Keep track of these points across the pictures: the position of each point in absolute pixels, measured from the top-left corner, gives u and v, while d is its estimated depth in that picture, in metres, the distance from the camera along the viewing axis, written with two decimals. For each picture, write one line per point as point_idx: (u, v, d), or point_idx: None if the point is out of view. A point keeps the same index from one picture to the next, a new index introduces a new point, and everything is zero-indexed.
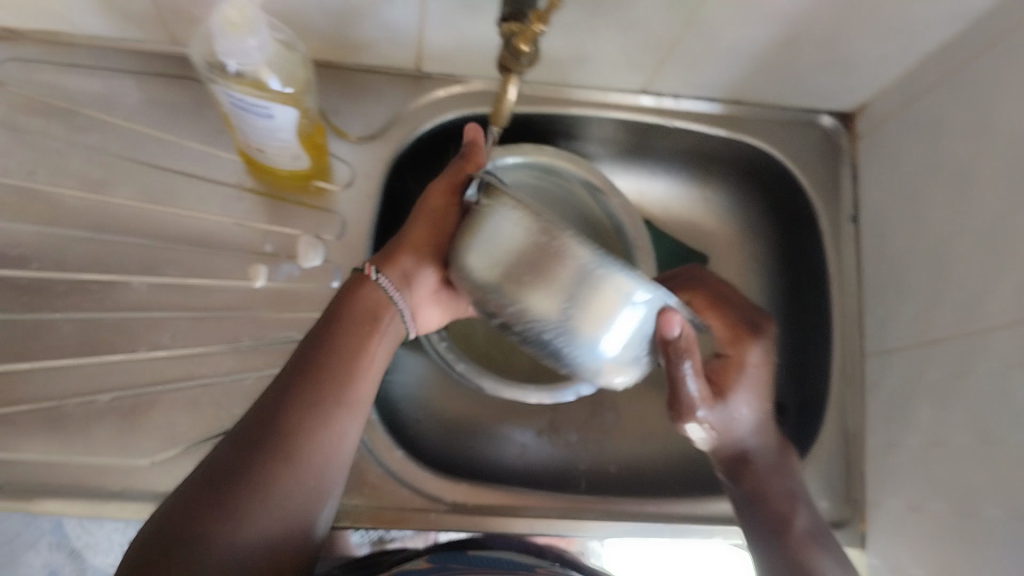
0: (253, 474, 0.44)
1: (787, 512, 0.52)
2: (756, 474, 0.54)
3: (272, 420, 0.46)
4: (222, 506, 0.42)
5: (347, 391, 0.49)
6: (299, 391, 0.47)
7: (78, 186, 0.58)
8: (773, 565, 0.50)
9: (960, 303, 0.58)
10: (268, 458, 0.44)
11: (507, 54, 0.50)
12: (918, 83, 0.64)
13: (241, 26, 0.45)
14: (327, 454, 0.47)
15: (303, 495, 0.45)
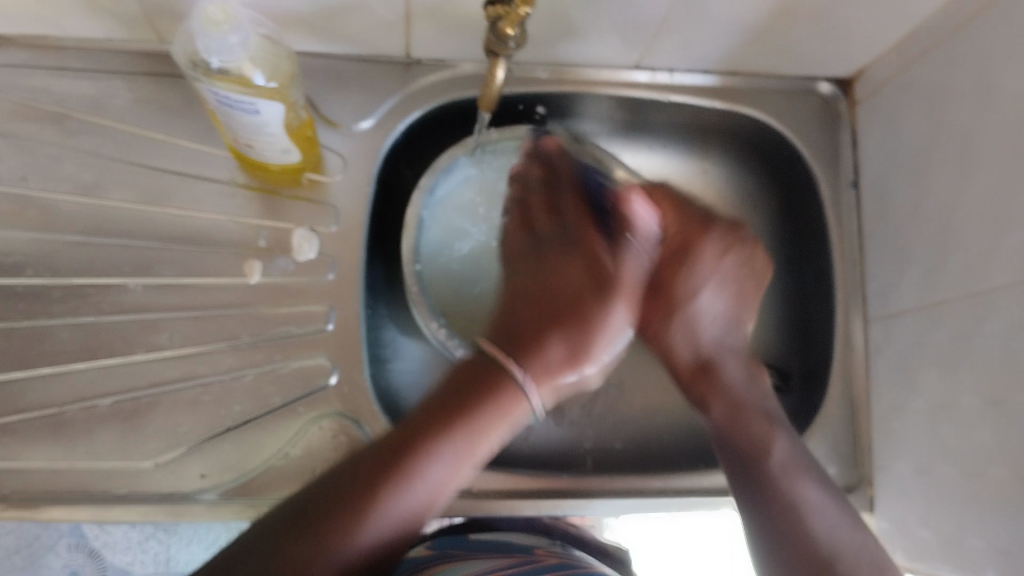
0: (342, 517, 0.43)
1: (763, 440, 0.54)
2: (731, 402, 0.56)
3: (375, 463, 0.45)
4: (319, 554, 0.42)
5: (471, 444, 0.46)
6: (395, 446, 0.45)
7: (69, 190, 0.57)
8: (746, 495, 0.53)
9: (963, 269, 0.57)
10: (361, 503, 0.43)
11: (494, 38, 0.50)
12: (917, 45, 0.63)
13: (222, 23, 0.44)
14: (426, 495, 0.45)
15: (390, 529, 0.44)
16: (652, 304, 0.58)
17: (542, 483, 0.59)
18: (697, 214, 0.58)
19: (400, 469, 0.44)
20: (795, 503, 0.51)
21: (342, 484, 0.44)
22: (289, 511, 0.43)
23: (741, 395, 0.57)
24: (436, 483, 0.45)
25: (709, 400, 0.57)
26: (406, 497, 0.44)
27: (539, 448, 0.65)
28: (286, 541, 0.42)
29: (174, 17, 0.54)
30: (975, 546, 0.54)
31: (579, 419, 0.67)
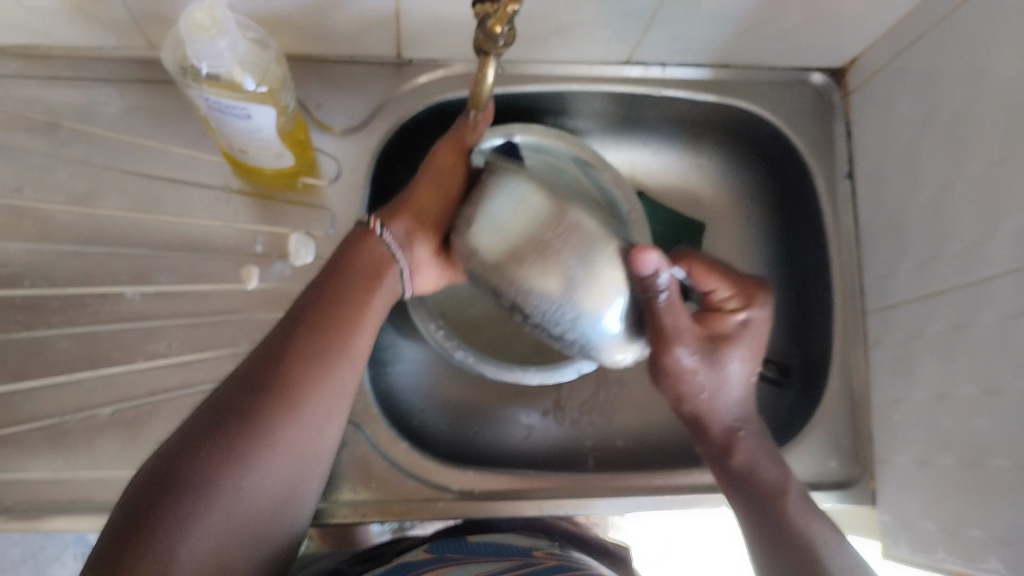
0: (259, 423, 0.42)
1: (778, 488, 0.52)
2: (748, 450, 0.54)
3: (279, 371, 0.44)
4: (222, 467, 0.40)
5: (329, 366, 0.46)
6: (292, 347, 0.45)
7: (63, 200, 0.57)
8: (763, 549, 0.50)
9: (959, 257, 0.57)
10: (271, 410, 0.43)
11: (482, 36, 0.49)
12: (908, 33, 0.63)
13: (210, 28, 0.43)
14: (317, 426, 0.45)
15: (293, 462, 0.43)
16: (693, 364, 0.53)
17: (545, 482, 0.59)
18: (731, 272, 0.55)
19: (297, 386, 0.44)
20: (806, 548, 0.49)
21: (252, 378, 0.44)
22: (211, 412, 0.42)
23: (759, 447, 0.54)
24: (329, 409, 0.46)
25: (730, 451, 0.54)
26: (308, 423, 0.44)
27: (540, 448, 0.65)
28: (209, 449, 0.40)
29: (164, 24, 0.54)
30: (976, 535, 0.55)
31: (581, 416, 0.67)
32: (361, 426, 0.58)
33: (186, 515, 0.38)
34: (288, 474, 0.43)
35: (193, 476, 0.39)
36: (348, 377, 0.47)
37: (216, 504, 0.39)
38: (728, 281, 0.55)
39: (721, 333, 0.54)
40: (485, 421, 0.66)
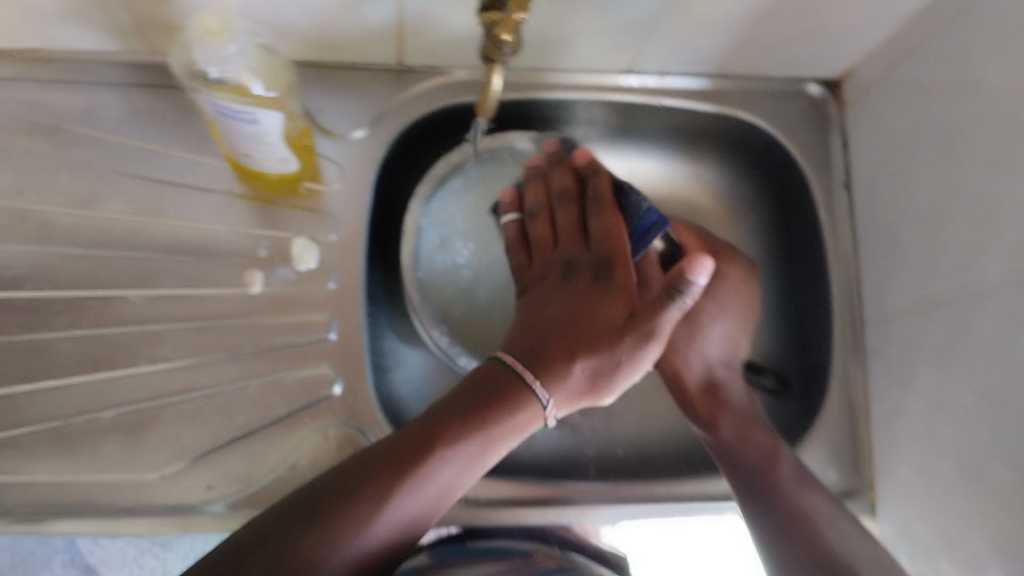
0: (367, 509, 0.45)
1: (773, 456, 0.56)
2: (735, 429, 0.59)
3: (391, 454, 0.47)
4: (316, 527, 0.43)
5: (437, 465, 0.47)
6: (431, 431, 0.48)
7: (64, 204, 0.57)
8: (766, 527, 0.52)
9: (956, 267, 0.58)
10: (370, 494, 0.45)
11: (489, 44, 0.50)
12: (903, 44, 0.64)
13: (220, 33, 0.44)
14: (410, 516, 0.46)
15: (395, 529, 0.46)
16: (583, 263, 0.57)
17: (548, 488, 0.60)
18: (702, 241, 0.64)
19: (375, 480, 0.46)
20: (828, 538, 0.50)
21: (372, 470, 0.46)
22: (327, 488, 0.45)
23: (744, 422, 0.59)
24: (422, 499, 0.47)
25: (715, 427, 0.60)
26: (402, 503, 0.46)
27: (540, 454, 0.65)
28: (315, 508, 0.44)
29: (170, 30, 0.55)
30: (978, 545, 0.55)
31: (583, 423, 0.68)
32: None
33: (308, 565, 0.42)
34: (396, 528, 0.46)
35: (287, 553, 0.42)
36: (457, 479, 0.48)
37: (331, 559, 0.43)
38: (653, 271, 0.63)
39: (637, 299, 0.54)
40: None
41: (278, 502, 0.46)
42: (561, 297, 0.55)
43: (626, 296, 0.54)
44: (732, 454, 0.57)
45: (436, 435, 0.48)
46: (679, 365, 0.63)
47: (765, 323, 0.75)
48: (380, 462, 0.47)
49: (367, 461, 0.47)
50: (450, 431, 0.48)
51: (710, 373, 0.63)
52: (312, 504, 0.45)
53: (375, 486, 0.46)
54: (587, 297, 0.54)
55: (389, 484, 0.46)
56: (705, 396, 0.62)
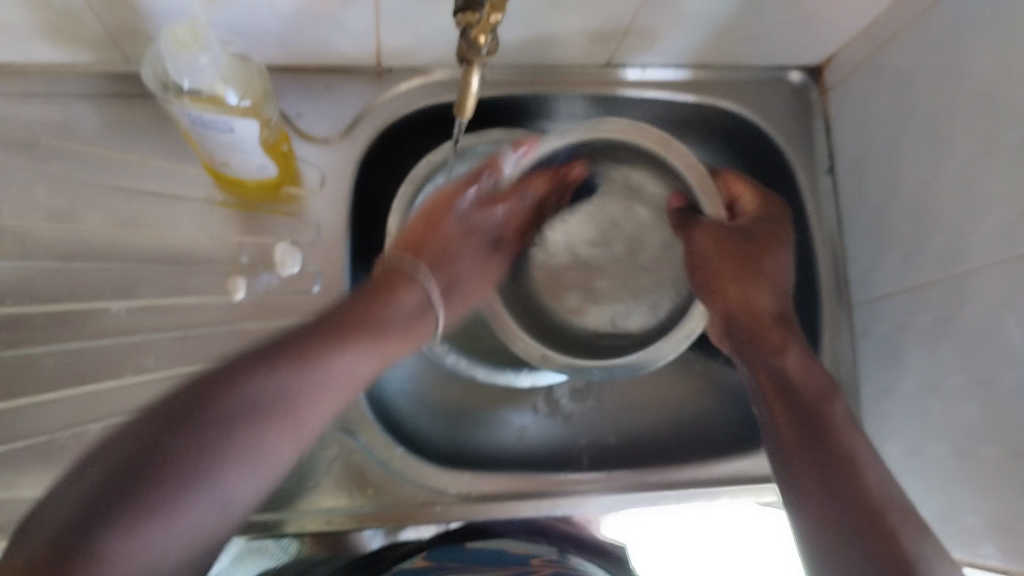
0: (187, 463, 0.40)
1: (828, 394, 0.51)
2: (798, 355, 0.53)
3: (209, 397, 0.42)
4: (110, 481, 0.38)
5: (290, 406, 0.45)
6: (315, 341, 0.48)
7: (44, 218, 0.57)
8: (809, 469, 0.48)
9: (942, 250, 0.58)
10: (201, 438, 0.40)
11: (465, 46, 0.49)
12: (884, 29, 0.63)
13: (191, 44, 0.43)
14: (230, 489, 0.41)
15: (229, 452, 0.41)
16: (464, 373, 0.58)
17: (543, 482, 0.60)
18: (733, 236, 0.57)
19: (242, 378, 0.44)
20: (880, 490, 0.46)
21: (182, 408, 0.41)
22: (138, 448, 0.39)
23: (806, 353, 0.53)
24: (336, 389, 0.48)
25: (754, 345, 0.54)
26: (256, 463, 0.43)
27: (534, 447, 0.66)
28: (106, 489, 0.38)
29: (142, 38, 0.54)
30: (971, 522, 0.56)
31: (574, 411, 0.67)
32: (355, 433, 0.58)
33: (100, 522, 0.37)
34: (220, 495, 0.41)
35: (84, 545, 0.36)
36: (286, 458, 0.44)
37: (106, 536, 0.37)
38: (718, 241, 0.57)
39: (757, 246, 0.57)
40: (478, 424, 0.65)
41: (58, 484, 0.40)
42: (709, 255, 0.57)
43: (728, 247, 0.57)
44: (766, 397, 0.53)
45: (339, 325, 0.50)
46: (747, 293, 0.56)
47: None
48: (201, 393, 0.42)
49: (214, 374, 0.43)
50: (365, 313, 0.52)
51: (782, 308, 0.56)
52: (111, 475, 0.38)
53: (186, 429, 0.40)
54: (741, 272, 0.56)
55: (220, 413, 0.42)
56: (775, 325, 0.55)
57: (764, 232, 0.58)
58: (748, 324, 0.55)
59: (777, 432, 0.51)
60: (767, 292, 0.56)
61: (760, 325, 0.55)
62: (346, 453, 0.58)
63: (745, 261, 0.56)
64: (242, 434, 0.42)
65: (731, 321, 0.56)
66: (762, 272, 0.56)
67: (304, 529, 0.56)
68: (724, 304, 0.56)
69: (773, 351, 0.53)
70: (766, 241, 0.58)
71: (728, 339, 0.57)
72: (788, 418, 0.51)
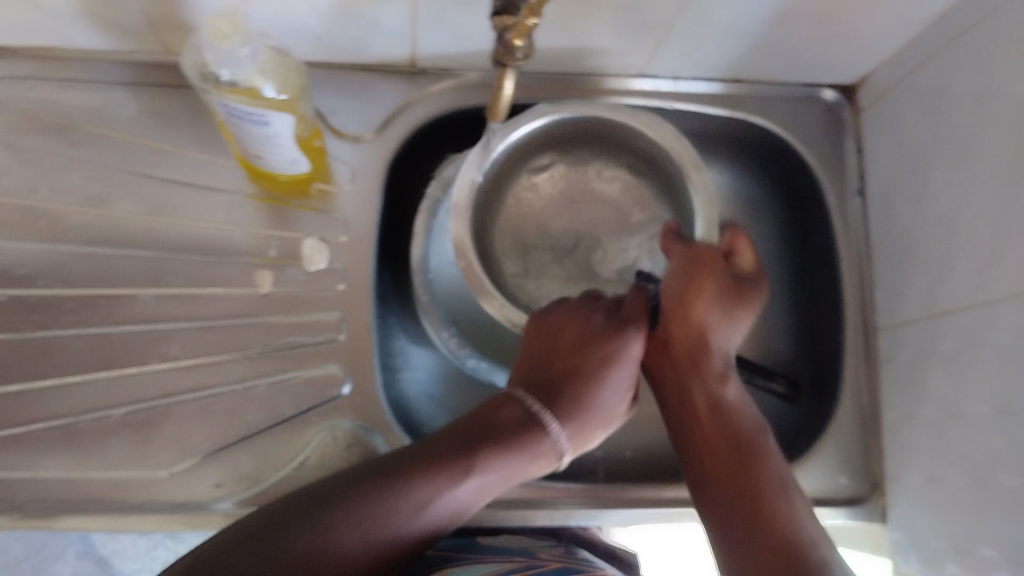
0: (348, 508, 0.47)
1: (757, 430, 0.54)
2: (736, 391, 0.55)
3: (305, 519, 0.46)
4: (278, 534, 0.45)
5: (408, 488, 0.48)
6: (404, 463, 0.49)
7: (77, 203, 0.58)
8: (733, 506, 0.51)
9: (970, 275, 0.57)
10: (365, 500, 0.47)
11: (501, 49, 0.49)
12: (919, 51, 0.63)
13: (231, 36, 0.44)
14: (381, 523, 0.47)
15: (356, 527, 0.46)
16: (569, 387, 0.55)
17: (553, 491, 0.60)
18: (722, 272, 0.56)
19: (348, 513, 0.46)
20: (799, 529, 0.50)
21: (303, 509, 0.47)
22: (270, 516, 0.46)
23: (740, 388, 0.56)
24: (450, 504, 0.49)
25: (695, 367, 0.55)
26: (404, 514, 0.48)
27: None
28: (257, 541, 0.44)
29: (183, 30, 0.55)
30: (987, 553, 0.55)
31: None
32: None
33: (241, 553, 0.43)
34: (392, 524, 0.47)
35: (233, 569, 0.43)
36: (455, 492, 0.49)
37: (280, 561, 0.44)
38: (712, 275, 0.56)
39: (737, 289, 0.57)
40: None
41: (228, 531, 0.45)
42: (679, 273, 0.56)
43: (715, 270, 0.56)
44: (688, 420, 0.55)
45: (452, 445, 0.51)
46: (708, 320, 0.56)
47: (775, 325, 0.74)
48: (308, 509, 0.47)
49: (313, 491, 0.48)
50: (467, 428, 0.52)
51: (726, 343, 0.57)
52: (261, 536, 0.45)
53: (343, 508, 0.47)
54: (719, 296, 0.56)
55: (327, 519, 0.46)
56: (719, 363, 0.56)
57: (750, 281, 0.58)
58: (689, 348, 0.56)
59: (706, 459, 0.54)
60: (726, 326, 0.57)
61: (708, 352, 0.56)
62: None
63: (722, 292, 0.56)
64: (362, 500, 0.47)
65: (670, 344, 0.56)
66: (736, 304, 0.57)
67: None
68: (681, 318, 0.56)
69: (692, 373, 0.55)
70: (739, 287, 0.57)
71: (663, 366, 0.57)
72: (720, 452, 0.53)
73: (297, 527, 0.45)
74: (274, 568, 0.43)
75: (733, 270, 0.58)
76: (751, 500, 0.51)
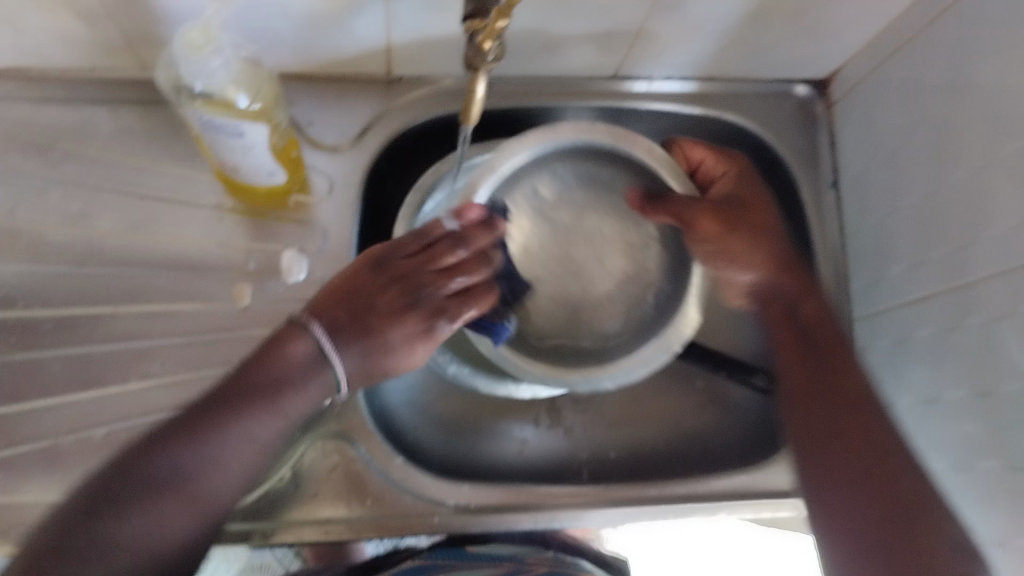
0: (170, 459, 0.45)
1: (860, 387, 0.55)
2: (812, 308, 0.59)
3: (123, 475, 0.44)
4: (98, 508, 0.42)
5: (228, 425, 0.47)
6: (229, 400, 0.49)
7: (55, 222, 0.57)
8: (852, 488, 0.51)
9: (944, 262, 0.58)
10: (177, 456, 0.45)
11: (471, 52, 0.49)
12: (890, 42, 0.64)
13: (204, 47, 0.44)
14: (210, 463, 0.46)
15: (168, 467, 0.45)
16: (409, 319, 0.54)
17: (540, 494, 0.59)
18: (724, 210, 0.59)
19: (119, 511, 0.42)
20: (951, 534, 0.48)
21: (127, 472, 0.44)
22: (105, 481, 0.43)
23: (823, 304, 0.60)
24: (228, 469, 0.47)
25: (796, 314, 0.59)
26: (218, 468, 0.46)
27: (534, 459, 0.66)
28: (95, 501, 0.42)
29: (155, 44, 0.54)
30: (974, 537, 0.55)
31: (575, 425, 0.67)
32: (356, 441, 0.58)
33: (80, 527, 0.41)
34: (201, 465, 0.46)
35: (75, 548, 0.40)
36: (258, 431, 0.49)
37: (123, 521, 0.42)
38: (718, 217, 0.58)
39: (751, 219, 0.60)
40: (479, 436, 0.66)
41: (60, 508, 0.43)
42: (708, 235, 0.58)
43: (725, 219, 0.59)
44: (818, 345, 0.58)
45: (240, 389, 0.49)
46: (747, 258, 0.59)
47: None
48: (126, 469, 0.44)
49: (121, 461, 0.45)
50: (237, 389, 0.49)
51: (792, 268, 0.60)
52: (106, 499, 0.43)
53: (149, 464, 0.45)
54: (746, 238, 0.59)
55: (161, 477, 0.44)
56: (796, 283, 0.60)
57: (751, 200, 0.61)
58: (822, 340, 0.58)
59: (805, 428, 0.56)
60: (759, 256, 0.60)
61: (814, 299, 0.60)
62: (347, 462, 0.58)
63: (732, 229, 0.59)
64: (179, 454, 0.45)
65: (767, 300, 0.60)
66: (756, 237, 0.60)
67: (303, 538, 0.55)
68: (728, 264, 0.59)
69: (806, 292, 0.60)
70: (751, 203, 0.61)
71: (773, 302, 0.60)
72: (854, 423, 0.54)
73: (127, 499, 0.43)
74: (119, 534, 0.42)
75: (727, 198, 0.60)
76: (880, 460, 0.52)
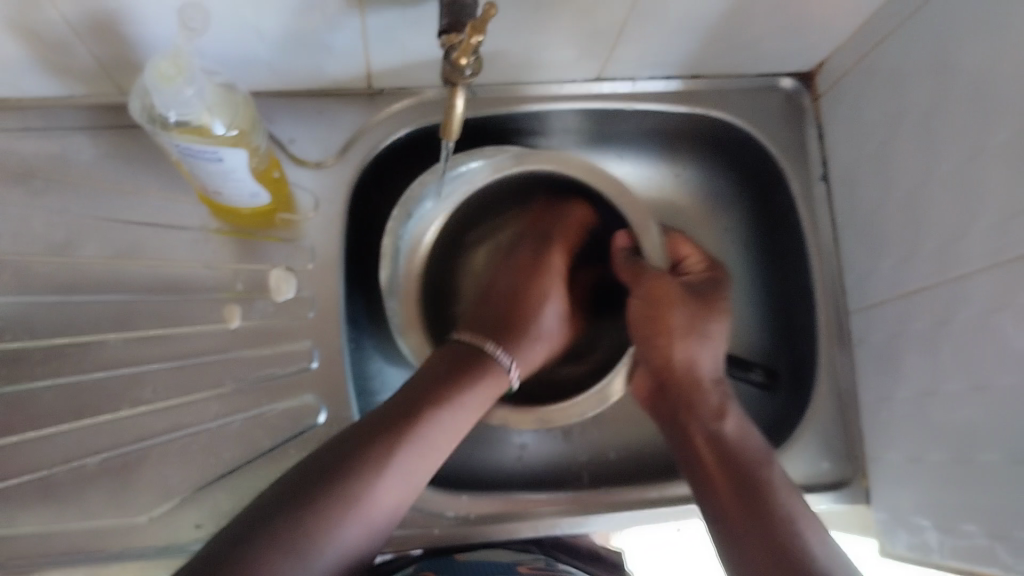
0: (332, 511, 0.46)
1: (762, 458, 0.53)
2: (736, 422, 0.55)
3: (272, 520, 0.44)
4: (289, 508, 0.45)
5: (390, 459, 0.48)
6: (360, 450, 0.48)
7: (37, 251, 0.57)
8: (742, 513, 0.50)
9: (936, 256, 0.58)
10: (338, 506, 0.46)
11: (448, 68, 0.49)
12: (874, 33, 0.63)
13: (176, 77, 0.43)
14: (360, 485, 0.47)
15: (339, 500, 0.46)
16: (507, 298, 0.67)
17: (537, 502, 0.60)
18: (679, 294, 0.58)
19: (339, 494, 0.46)
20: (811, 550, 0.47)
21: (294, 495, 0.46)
22: (267, 507, 0.45)
23: (742, 421, 0.55)
24: (416, 466, 0.50)
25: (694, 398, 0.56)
26: (388, 481, 0.48)
27: (534, 466, 0.66)
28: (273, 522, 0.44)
29: (133, 69, 0.54)
30: (970, 529, 0.55)
31: (573, 428, 0.67)
32: None
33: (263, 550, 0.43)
34: (386, 489, 0.48)
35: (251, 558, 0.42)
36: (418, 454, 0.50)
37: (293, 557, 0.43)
38: (665, 286, 0.58)
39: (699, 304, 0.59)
40: (477, 442, 0.66)
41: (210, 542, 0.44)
42: (646, 310, 0.58)
43: (677, 299, 0.58)
44: (687, 452, 0.55)
45: (393, 432, 0.50)
46: (691, 351, 0.56)
47: (751, 318, 0.76)
48: (274, 509, 0.45)
49: (280, 491, 0.46)
50: (409, 425, 0.50)
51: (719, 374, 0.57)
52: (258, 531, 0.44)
53: (326, 473, 0.47)
54: (688, 327, 0.57)
55: (337, 487, 0.46)
56: (711, 389, 0.56)
57: (711, 291, 0.60)
58: (685, 384, 0.56)
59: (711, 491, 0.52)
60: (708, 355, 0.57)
61: (682, 382, 0.56)
62: None
63: (686, 320, 0.57)
64: (343, 475, 0.47)
65: (665, 370, 0.57)
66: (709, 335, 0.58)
67: None
68: (663, 357, 0.57)
69: (693, 410, 0.55)
70: (711, 306, 0.59)
71: (660, 402, 0.58)
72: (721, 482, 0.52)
73: None
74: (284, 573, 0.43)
75: (694, 288, 0.60)
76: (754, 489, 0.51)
